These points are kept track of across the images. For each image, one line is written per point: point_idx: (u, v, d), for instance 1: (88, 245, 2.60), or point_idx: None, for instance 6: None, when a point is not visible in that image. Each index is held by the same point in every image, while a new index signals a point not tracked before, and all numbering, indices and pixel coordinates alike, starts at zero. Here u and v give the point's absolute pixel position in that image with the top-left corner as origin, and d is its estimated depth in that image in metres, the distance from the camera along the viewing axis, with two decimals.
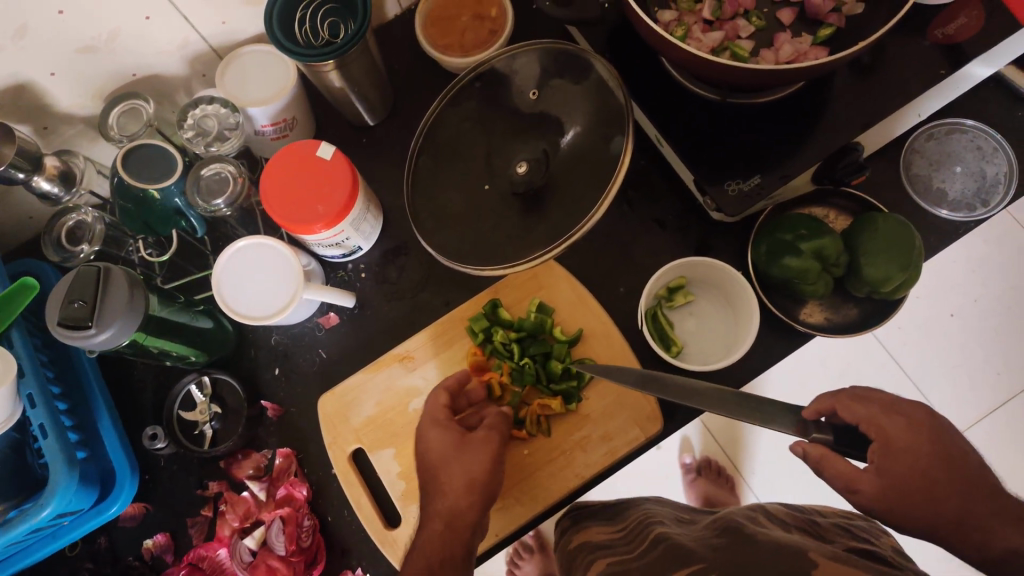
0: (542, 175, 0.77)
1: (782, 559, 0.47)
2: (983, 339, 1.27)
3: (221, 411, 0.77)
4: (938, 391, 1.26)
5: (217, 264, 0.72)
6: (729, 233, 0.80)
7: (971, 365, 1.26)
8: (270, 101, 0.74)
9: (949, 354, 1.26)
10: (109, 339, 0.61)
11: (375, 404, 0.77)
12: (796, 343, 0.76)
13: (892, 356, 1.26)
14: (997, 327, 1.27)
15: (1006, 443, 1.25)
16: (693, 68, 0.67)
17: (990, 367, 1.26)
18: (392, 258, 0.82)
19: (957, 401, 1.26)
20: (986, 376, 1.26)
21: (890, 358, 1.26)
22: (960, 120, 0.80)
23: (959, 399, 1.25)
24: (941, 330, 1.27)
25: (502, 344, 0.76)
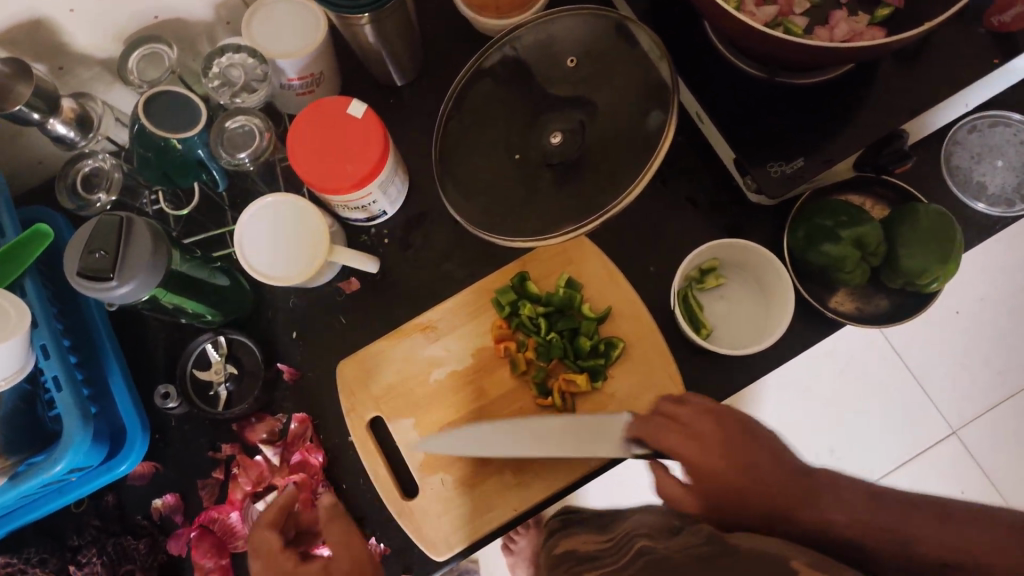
0: (577, 148, 0.76)
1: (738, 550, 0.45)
2: (987, 337, 1.27)
3: (237, 372, 0.75)
4: (937, 386, 1.28)
5: (241, 218, 0.68)
6: (764, 217, 0.78)
7: (973, 363, 1.28)
8: (300, 54, 0.71)
9: (949, 350, 1.28)
10: (129, 293, 0.58)
11: (394, 373, 0.75)
12: (825, 331, 0.75)
13: (894, 351, 1.28)
14: (1002, 327, 1.27)
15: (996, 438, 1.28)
16: (746, 41, 0.65)
17: (989, 366, 1.27)
18: (417, 225, 0.80)
19: (954, 396, 1.28)
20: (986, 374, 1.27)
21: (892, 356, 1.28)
22: (1007, 113, 0.78)
23: (957, 396, 1.27)
24: (944, 327, 1.28)
25: (529, 318, 0.74)
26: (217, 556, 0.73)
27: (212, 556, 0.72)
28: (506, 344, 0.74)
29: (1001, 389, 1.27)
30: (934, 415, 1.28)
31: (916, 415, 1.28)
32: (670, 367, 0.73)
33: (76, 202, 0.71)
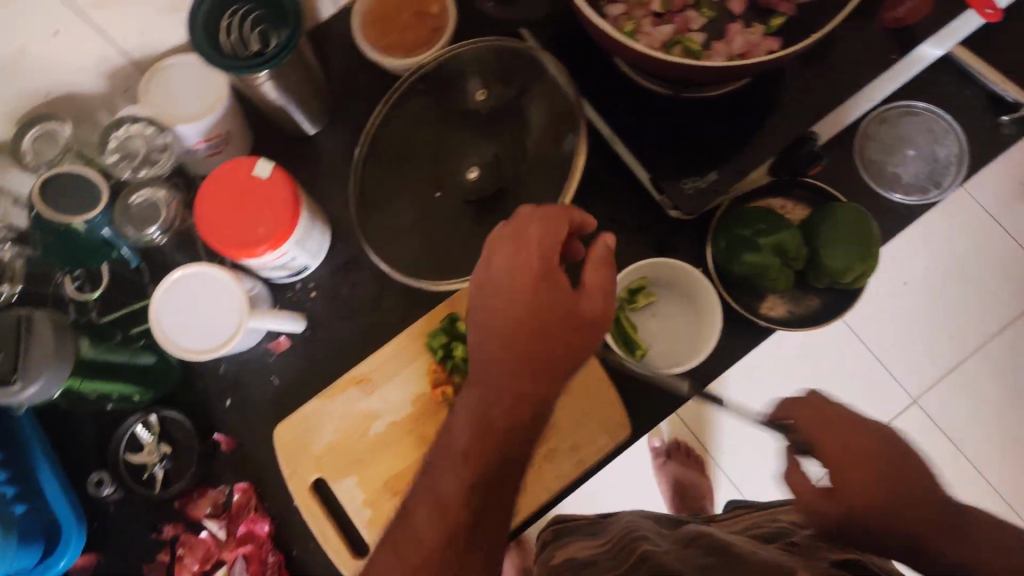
0: (495, 181, 0.76)
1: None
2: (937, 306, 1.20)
3: (171, 450, 0.73)
4: (896, 361, 1.20)
5: (152, 301, 0.67)
6: (689, 230, 0.78)
7: (927, 334, 1.20)
8: (199, 119, 0.69)
9: (903, 322, 1.20)
10: (39, 392, 0.57)
11: (334, 430, 0.74)
12: (757, 338, 0.76)
13: (848, 326, 1.20)
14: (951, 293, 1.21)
15: (963, 408, 1.20)
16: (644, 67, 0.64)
17: (944, 332, 1.20)
18: (342, 275, 0.78)
19: (912, 367, 1.20)
20: (942, 341, 1.20)
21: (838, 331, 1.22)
22: (910, 103, 0.79)
23: (915, 366, 1.20)
24: (894, 298, 1.21)
25: (463, 359, 0.74)
26: None
27: None
28: (444, 388, 0.73)
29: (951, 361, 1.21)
30: (894, 392, 1.20)
31: (874, 393, 1.19)
32: (609, 392, 0.73)
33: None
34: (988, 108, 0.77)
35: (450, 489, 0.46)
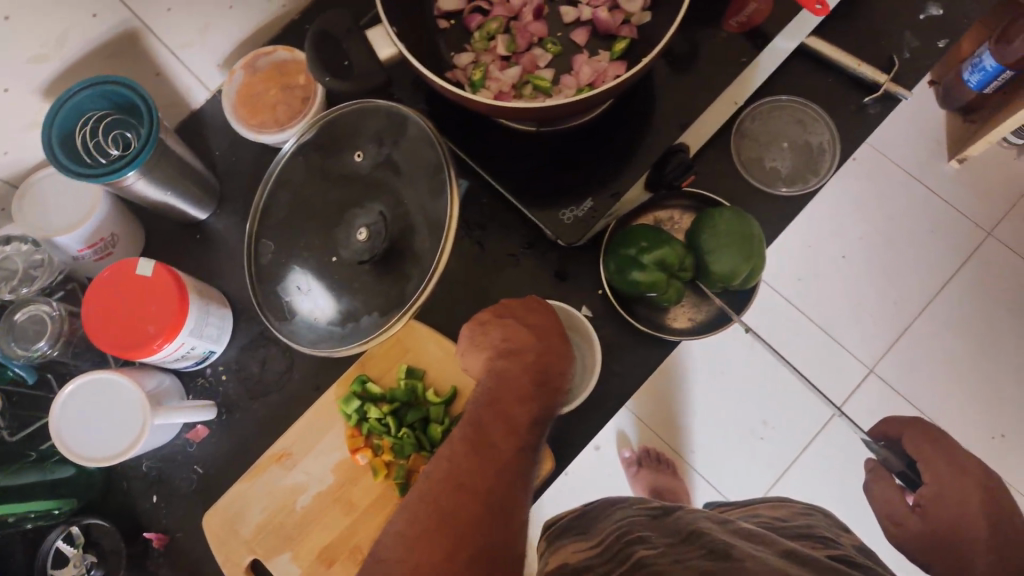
0: (383, 238, 0.73)
1: None
2: (873, 274, 1.27)
3: (97, 559, 0.71)
4: (843, 330, 1.26)
5: (52, 417, 0.67)
6: (583, 254, 0.79)
7: (868, 301, 1.27)
8: (77, 225, 0.70)
9: (846, 294, 1.27)
10: None
11: (261, 510, 0.74)
12: (667, 350, 0.77)
13: (790, 302, 1.28)
14: (887, 260, 1.28)
15: (918, 369, 1.24)
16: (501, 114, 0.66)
17: (887, 299, 1.26)
18: (251, 353, 0.79)
19: (863, 335, 1.26)
20: (887, 307, 1.26)
21: (787, 310, 1.28)
22: (775, 98, 0.81)
23: (866, 335, 1.25)
24: (832, 271, 1.28)
25: (377, 420, 0.74)
26: None
27: None
28: (362, 451, 0.73)
29: (898, 324, 1.25)
30: (847, 361, 1.25)
31: (826, 363, 1.25)
32: None
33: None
34: (853, 90, 0.78)
35: (475, 461, 0.57)
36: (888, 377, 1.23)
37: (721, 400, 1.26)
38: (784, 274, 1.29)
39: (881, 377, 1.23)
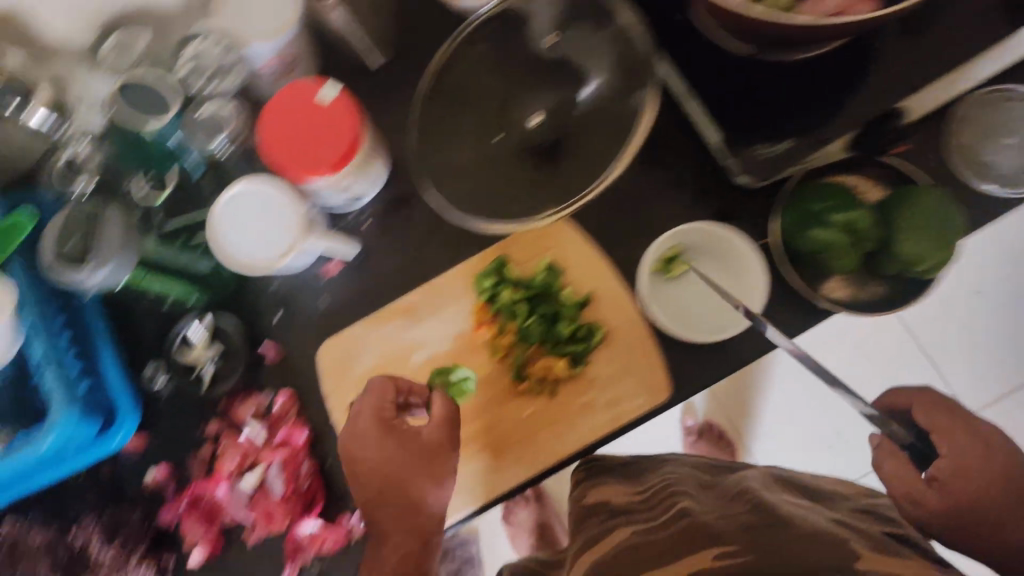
0: (558, 127, 0.75)
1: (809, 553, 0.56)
2: (1008, 315, 1.13)
3: (220, 353, 0.77)
4: (954, 369, 1.14)
5: (211, 211, 0.68)
6: (757, 197, 0.73)
7: (992, 346, 1.13)
8: (272, 38, 0.66)
9: (968, 329, 1.14)
10: (107, 275, 0.66)
11: (376, 355, 0.76)
12: (815, 317, 0.73)
13: (905, 327, 1.14)
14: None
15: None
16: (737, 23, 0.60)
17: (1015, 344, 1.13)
18: (393, 212, 0.77)
19: (974, 376, 1.14)
20: (1011, 353, 1.13)
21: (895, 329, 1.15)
22: (1013, 86, 0.74)
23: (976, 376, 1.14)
24: (960, 303, 1.13)
25: (509, 303, 0.73)
26: (207, 527, 0.75)
27: (202, 526, 0.75)
28: (487, 328, 0.74)
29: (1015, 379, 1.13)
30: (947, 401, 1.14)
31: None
32: (653, 355, 0.73)
33: (81, 216, 0.66)
34: None
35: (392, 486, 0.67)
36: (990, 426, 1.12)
37: (793, 398, 1.21)
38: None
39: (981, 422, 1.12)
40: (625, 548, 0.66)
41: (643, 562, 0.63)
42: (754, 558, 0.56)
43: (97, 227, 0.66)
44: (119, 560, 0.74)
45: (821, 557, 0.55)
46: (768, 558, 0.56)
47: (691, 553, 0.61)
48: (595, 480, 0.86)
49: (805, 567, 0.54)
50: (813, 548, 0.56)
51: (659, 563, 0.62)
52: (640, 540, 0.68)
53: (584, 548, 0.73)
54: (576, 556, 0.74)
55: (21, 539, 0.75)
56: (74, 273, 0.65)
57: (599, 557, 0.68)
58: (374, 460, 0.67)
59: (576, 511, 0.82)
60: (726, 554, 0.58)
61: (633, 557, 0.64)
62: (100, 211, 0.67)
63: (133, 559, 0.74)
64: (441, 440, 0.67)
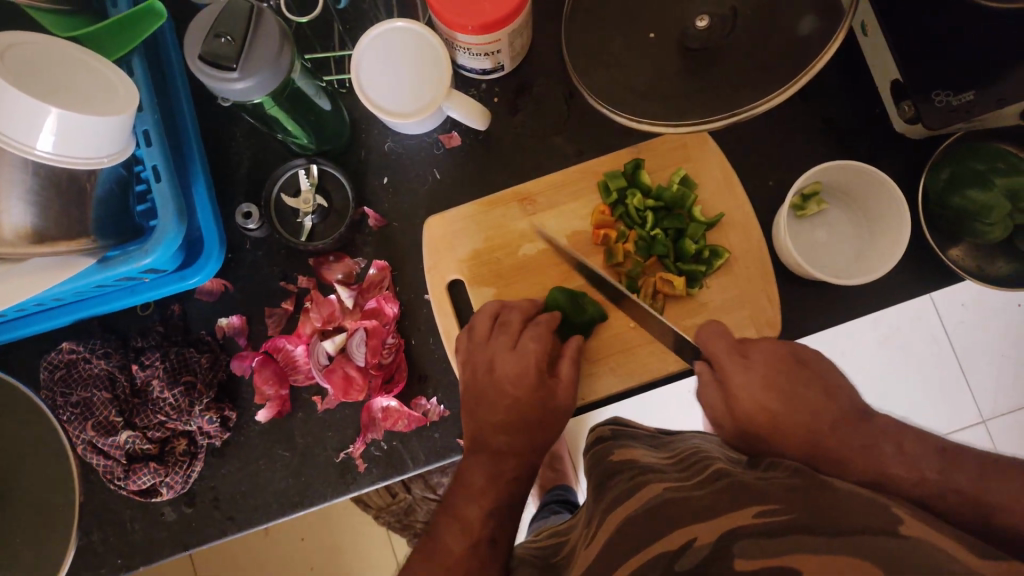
0: (722, 35, 0.67)
1: (863, 512, 0.40)
2: None
3: (325, 206, 0.71)
4: (977, 372, 1.12)
5: (357, 47, 0.65)
6: (901, 150, 0.73)
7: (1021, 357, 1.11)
8: None
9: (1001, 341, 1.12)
10: (243, 92, 0.56)
11: (482, 238, 0.72)
12: (935, 282, 0.72)
13: (940, 323, 1.12)
14: None
15: None
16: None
17: None
18: (527, 92, 0.75)
19: (997, 386, 1.12)
20: None
21: (930, 322, 1.12)
22: None
23: (999, 387, 1.12)
24: (999, 314, 1.11)
25: (635, 210, 0.71)
26: (278, 385, 0.71)
27: (273, 383, 0.71)
28: (607, 231, 0.71)
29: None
30: (964, 404, 1.12)
31: (942, 395, 1.12)
32: (769, 289, 0.70)
33: (239, 11, 0.54)
34: None
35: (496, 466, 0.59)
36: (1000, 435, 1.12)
37: None
38: (954, 295, 1.11)
39: (990, 431, 1.12)
40: (647, 505, 0.50)
41: (678, 515, 0.46)
42: (801, 518, 0.41)
43: (255, 29, 0.55)
44: (180, 407, 0.68)
45: (870, 517, 0.40)
46: (823, 521, 0.40)
47: (728, 512, 0.44)
48: (620, 435, 0.69)
49: (847, 528, 0.39)
50: (861, 510, 0.40)
51: (698, 518, 0.45)
52: (667, 497, 0.50)
53: (606, 504, 0.55)
54: (592, 516, 0.56)
55: (81, 361, 0.70)
56: (220, 77, 0.54)
57: (616, 511, 0.51)
58: (485, 394, 0.62)
59: (596, 463, 0.65)
60: (770, 512, 0.42)
61: (659, 512, 0.48)
62: (258, 11, 0.56)
63: (196, 409, 0.69)
64: (536, 369, 0.62)
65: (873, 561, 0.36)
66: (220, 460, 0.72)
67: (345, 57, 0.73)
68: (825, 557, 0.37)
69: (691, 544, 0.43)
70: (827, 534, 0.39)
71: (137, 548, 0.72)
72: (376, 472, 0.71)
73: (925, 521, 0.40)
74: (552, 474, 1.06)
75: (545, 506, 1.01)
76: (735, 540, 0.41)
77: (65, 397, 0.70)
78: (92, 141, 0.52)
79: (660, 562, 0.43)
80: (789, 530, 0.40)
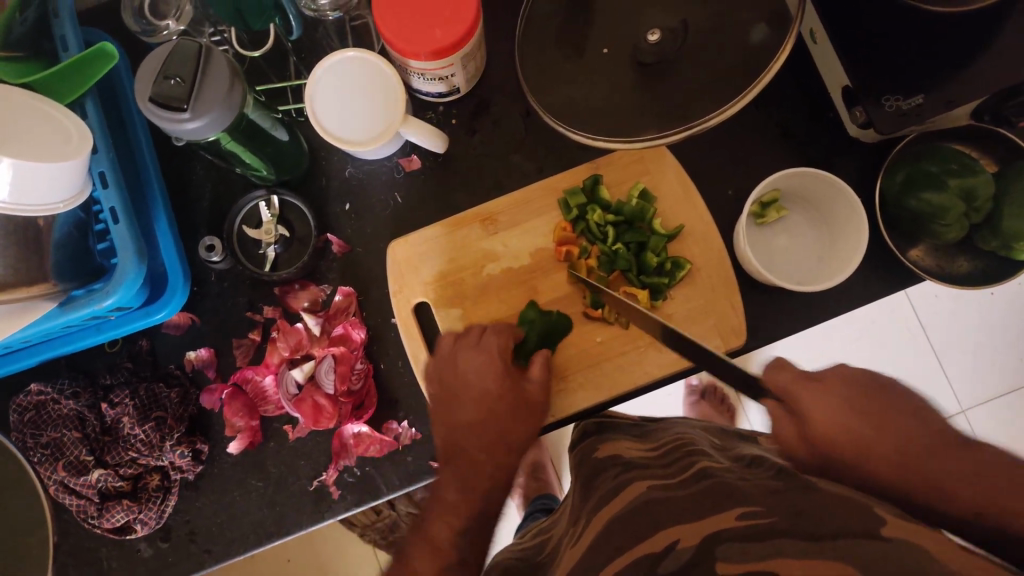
0: (674, 49, 0.68)
1: (838, 514, 0.40)
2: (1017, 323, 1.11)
3: (288, 236, 0.71)
4: (955, 361, 1.13)
5: (311, 79, 0.65)
6: (857, 155, 0.73)
7: (995, 346, 1.12)
8: None
9: (972, 331, 1.12)
10: (198, 130, 0.56)
11: (445, 260, 0.73)
12: (898, 282, 0.72)
13: (915, 314, 1.12)
14: None
15: (1009, 432, 1.12)
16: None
17: (1016, 353, 1.11)
18: (484, 113, 0.75)
19: (971, 375, 1.13)
20: (1010, 360, 1.11)
21: (903, 317, 1.13)
22: None
23: (974, 376, 1.12)
24: (971, 304, 1.12)
25: (596, 225, 0.71)
26: (248, 416, 0.71)
27: (243, 416, 0.71)
28: (569, 248, 0.71)
29: (1015, 377, 1.12)
30: (941, 393, 1.13)
31: (922, 386, 1.13)
32: (733, 297, 0.70)
33: (188, 52, 0.55)
34: None
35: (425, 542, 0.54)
36: (976, 424, 1.12)
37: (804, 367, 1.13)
38: (925, 287, 1.12)
39: (966, 420, 1.12)
40: (633, 504, 0.50)
41: (665, 518, 0.46)
42: (783, 521, 0.41)
43: (205, 68, 0.56)
44: (152, 442, 0.68)
45: (849, 519, 0.40)
46: (804, 524, 0.40)
47: (712, 514, 0.45)
48: (606, 427, 0.71)
49: (826, 532, 0.39)
50: (839, 510, 0.41)
51: (681, 518, 0.46)
52: (652, 497, 0.50)
53: (592, 503, 0.56)
54: (576, 518, 0.56)
55: (50, 402, 0.70)
56: (174, 120, 0.55)
57: (600, 512, 0.52)
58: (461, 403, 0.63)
59: (583, 462, 0.66)
60: (752, 515, 0.43)
61: (649, 513, 0.48)
62: (207, 51, 0.56)
63: (168, 444, 0.69)
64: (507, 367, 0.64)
65: (852, 560, 0.36)
66: (194, 494, 0.72)
67: (301, 86, 0.73)
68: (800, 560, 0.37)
69: (674, 546, 0.43)
70: (806, 538, 0.39)
71: None
72: (351, 498, 0.72)
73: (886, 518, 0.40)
74: (535, 484, 1.07)
75: (528, 516, 1.01)
76: (718, 541, 0.41)
77: (34, 438, 0.70)
78: (41, 189, 0.52)
79: (643, 563, 0.43)
80: (775, 532, 0.40)
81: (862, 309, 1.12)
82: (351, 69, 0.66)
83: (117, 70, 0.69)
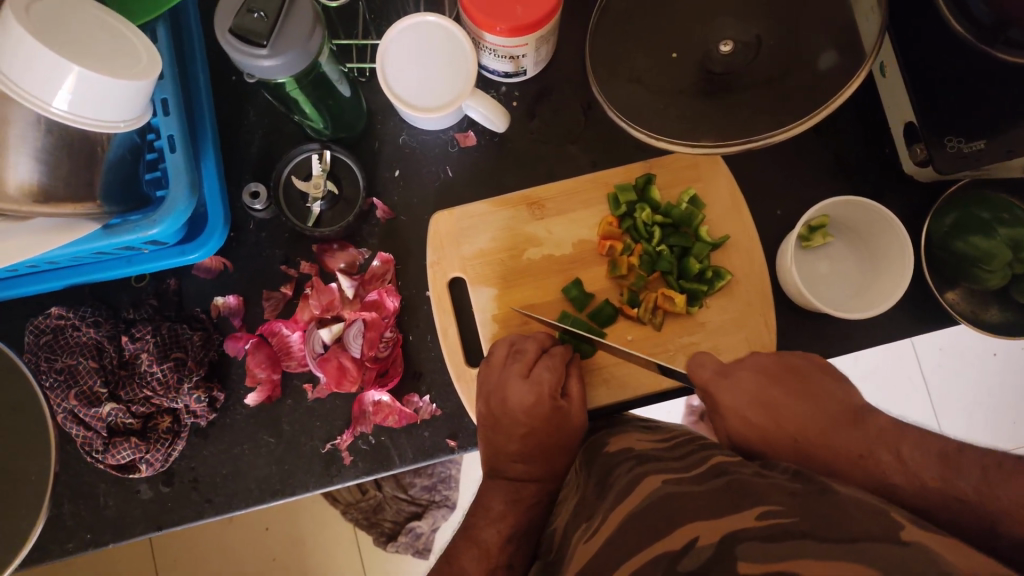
0: (744, 60, 0.68)
1: (877, 523, 0.39)
2: (1016, 387, 1.12)
3: (335, 193, 0.70)
4: (952, 417, 1.14)
5: (386, 39, 0.65)
6: (908, 194, 0.74)
7: (992, 406, 1.13)
8: None
9: (973, 388, 1.13)
10: (271, 69, 0.55)
11: (487, 238, 0.72)
12: (932, 322, 0.73)
13: (918, 364, 1.13)
14: None
15: None
16: (986, 28, 0.59)
17: (1010, 416, 1.13)
18: (546, 100, 0.75)
19: (964, 431, 1.14)
20: (1003, 422, 1.13)
21: (908, 365, 1.14)
22: None
23: (967, 432, 1.14)
24: (976, 363, 1.13)
25: (643, 224, 0.71)
26: (270, 369, 0.70)
27: (266, 367, 0.70)
28: (612, 243, 0.71)
29: (1007, 440, 1.13)
30: None
31: None
32: (767, 314, 0.71)
33: None
34: None
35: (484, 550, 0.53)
36: None
37: None
38: (933, 339, 1.13)
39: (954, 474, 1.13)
40: (648, 500, 0.50)
41: (680, 514, 0.46)
42: (801, 522, 0.40)
43: (289, 7, 0.55)
44: (168, 382, 0.67)
45: (868, 522, 0.39)
46: (824, 528, 0.39)
47: (731, 512, 0.44)
48: (615, 424, 0.69)
49: (852, 533, 0.38)
50: (871, 519, 0.40)
51: (698, 518, 0.45)
52: (668, 492, 0.50)
53: (607, 497, 0.54)
54: (590, 508, 0.55)
55: (69, 328, 0.68)
56: (249, 53, 0.54)
57: (622, 505, 0.51)
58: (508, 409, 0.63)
59: (592, 457, 0.64)
60: (773, 514, 0.42)
61: (657, 512, 0.48)
62: None
63: (185, 387, 0.67)
64: (549, 397, 0.62)
65: (882, 565, 0.35)
66: (203, 441, 0.71)
67: (368, 47, 0.73)
68: (829, 559, 0.37)
69: (693, 544, 0.42)
70: (829, 539, 0.38)
71: (107, 525, 0.70)
72: (362, 466, 0.71)
73: (931, 529, 0.39)
74: None
75: None
76: (737, 542, 0.41)
77: (48, 363, 0.68)
78: (106, 105, 0.50)
79: (662, 561, 0.42)
80: (792, 534, 0.39)
81: (872, 352, 1.13)
82: (423, 33, 0.65)
83: (185, 3, 0.69)
